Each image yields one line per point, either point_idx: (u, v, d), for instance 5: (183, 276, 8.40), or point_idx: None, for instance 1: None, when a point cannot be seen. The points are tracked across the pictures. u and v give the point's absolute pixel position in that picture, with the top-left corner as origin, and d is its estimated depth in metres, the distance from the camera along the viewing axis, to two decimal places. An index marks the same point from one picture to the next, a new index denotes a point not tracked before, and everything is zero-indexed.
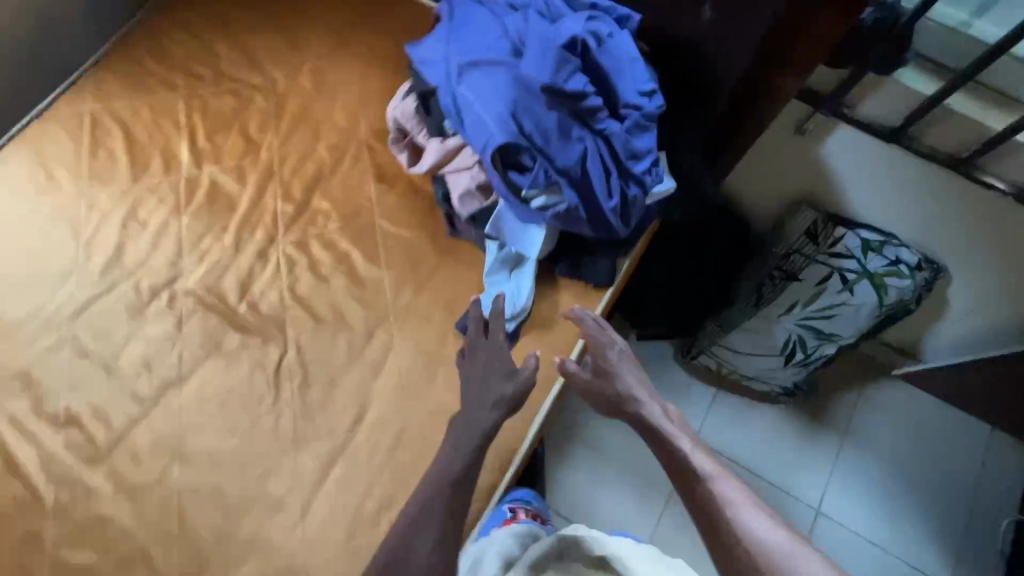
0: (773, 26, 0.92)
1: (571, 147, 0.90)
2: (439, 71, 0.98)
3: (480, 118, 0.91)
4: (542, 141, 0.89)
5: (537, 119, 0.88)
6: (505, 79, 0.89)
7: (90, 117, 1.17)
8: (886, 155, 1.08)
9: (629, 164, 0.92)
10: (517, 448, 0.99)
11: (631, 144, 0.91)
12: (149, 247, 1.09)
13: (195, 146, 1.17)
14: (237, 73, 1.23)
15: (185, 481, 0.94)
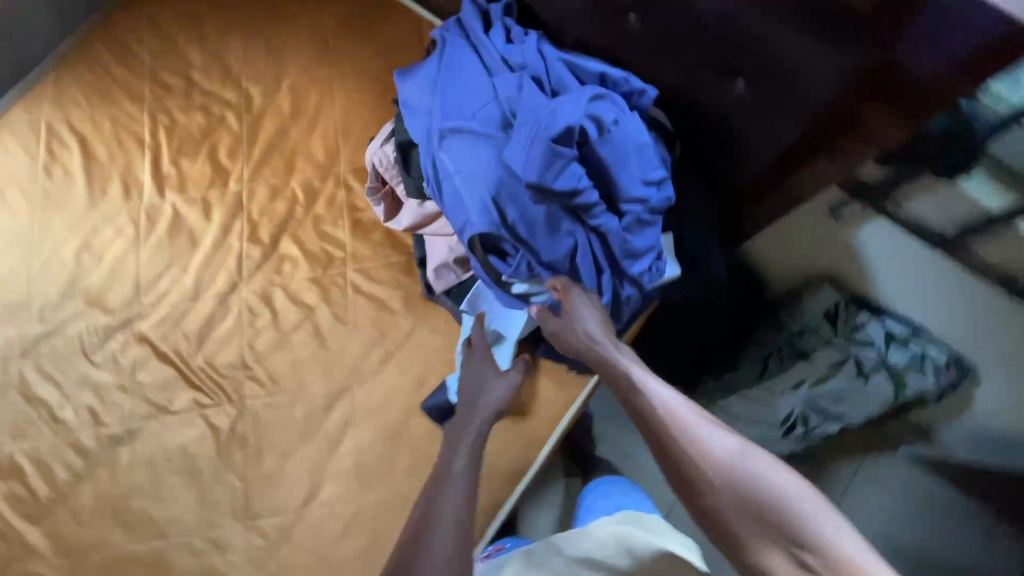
0: (817, 119, 0.76)
1: (559, 241, 0.78)
2: (418, 127, 0.85)
3: (460, 196, 0.79)
4: (527, 233, 0.77)
5: (523, 209, 0.77)
6: (491, 155, 0.77)
7: (48, 128, 1.06)
8: (928, 260, 0.92)
9: (626, 263, 0.80)
10: (484, 531, 0.97)
11: (630, 242, 0.79)
12: (104, 283, 1.01)
13: (160, 170, 1.06)
14: (209, 86, 1.10)
15: (128, 548, 0.90)
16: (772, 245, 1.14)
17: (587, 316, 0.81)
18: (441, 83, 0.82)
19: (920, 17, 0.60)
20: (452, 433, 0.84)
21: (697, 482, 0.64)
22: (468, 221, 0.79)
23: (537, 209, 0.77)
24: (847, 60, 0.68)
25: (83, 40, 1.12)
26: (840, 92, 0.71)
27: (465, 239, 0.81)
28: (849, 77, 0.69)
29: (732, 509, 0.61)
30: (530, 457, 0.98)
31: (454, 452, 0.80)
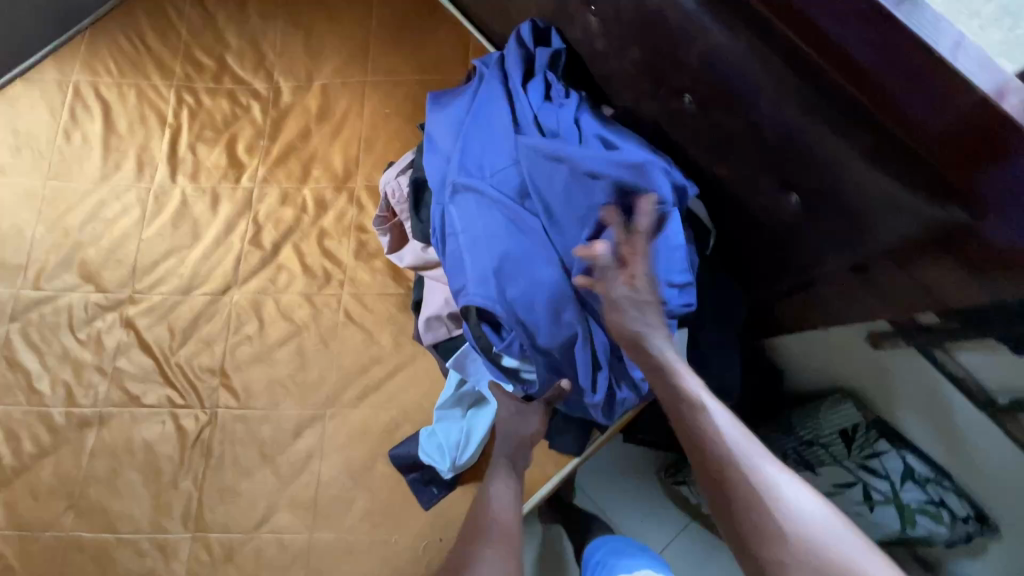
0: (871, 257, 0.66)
1: (558, 329, 0.72)
2: (434, 172, 0.78)
3: (463, 259, 0.73)
4: (524, 319, 0.71)
5: (525, 291, 0.71)
6: (504, 225, 0.71)
7: (75, 91, 1.04)
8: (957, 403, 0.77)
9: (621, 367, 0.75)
10: None
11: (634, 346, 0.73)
12: (103, 261, 1.00)
13: (176, 152, 1.03)
14: (240, 73, 1.06)
15: (77, 535, 0.90)
16: (801, 350, 1.01)
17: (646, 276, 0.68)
18: (466, 129, 0.75)
19: (1001, 207, 0.50)
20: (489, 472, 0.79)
21: (742, 497, 0.52)
22: (465, 289, 0.72)
23: (542, 292, 0.71)
24: (911, 220, 0.58)
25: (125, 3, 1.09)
26: (898, 248, 0.62)
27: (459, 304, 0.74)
28: (909, 237, 0.60)
29: (787, 544, 0.48)
30: None
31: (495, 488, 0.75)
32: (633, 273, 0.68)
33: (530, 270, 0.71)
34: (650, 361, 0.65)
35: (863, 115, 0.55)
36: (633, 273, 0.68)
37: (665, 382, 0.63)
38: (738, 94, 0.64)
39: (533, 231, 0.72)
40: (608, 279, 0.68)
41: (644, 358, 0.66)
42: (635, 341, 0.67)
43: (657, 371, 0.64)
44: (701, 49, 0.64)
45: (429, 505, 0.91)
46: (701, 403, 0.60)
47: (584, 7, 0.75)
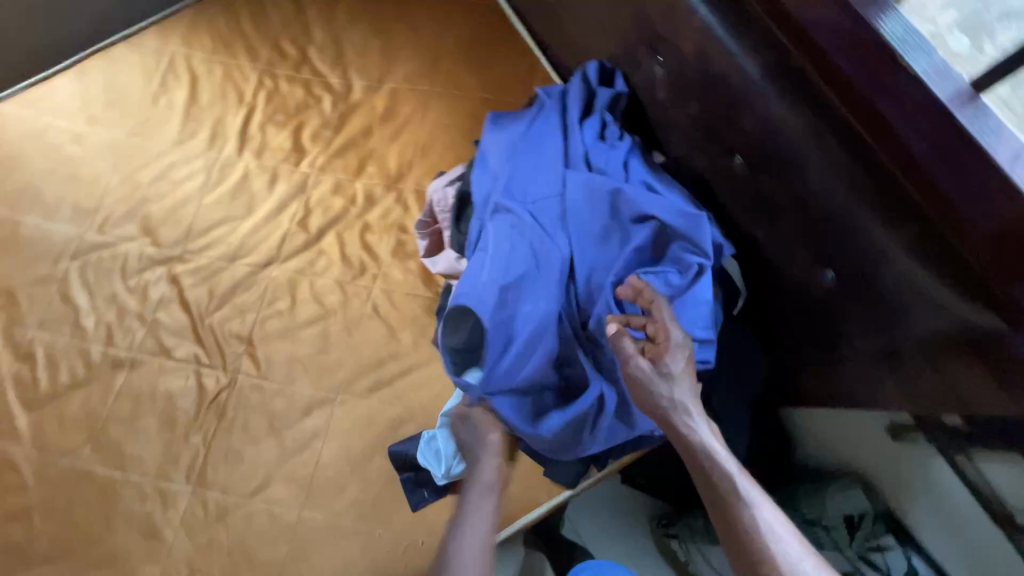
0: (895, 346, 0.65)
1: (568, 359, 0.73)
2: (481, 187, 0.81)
3: (475, 272, 0.74)
4: (512, 340, 0.73)
5: (526, 315, 0.72)
6: (525, 252, 0.73)
7: (170, 60, 1.13)
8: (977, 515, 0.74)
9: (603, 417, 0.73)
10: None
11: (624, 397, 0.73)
12: (163, 219, 1.07)
13: (248, 130, 1.10)
14: (319, 66, 1.13)
15: (90, 468, 0.95)
16: (816, 433, 0.96)
17: (679, 354, 0.64)
18: (516, 152, 0.78)
19: None
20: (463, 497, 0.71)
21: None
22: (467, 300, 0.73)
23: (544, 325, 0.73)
24: (942, 316, 0.57)
25: None
26: (918, 347, 0.62)
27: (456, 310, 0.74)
28: (936, 332, 0.59)
29: None
30: None
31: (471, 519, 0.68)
32: (659, 347, 0.65)
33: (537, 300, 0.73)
34: (679, 436, 0.63)
35: (914, 213, 0.56)
36: (661, 351, 0.64)
37: (696, 459, 0.62)
38: (784, 160, 0.65)
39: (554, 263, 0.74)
40: (629, 352, 0.66)
41: (670, 432, 0.64)
42: (659, 415, 0.64)
43: (687, 446, 0.63)
44: (758, 115, 0.65)
45: (416, 507, 0.92)
46: (729, 473, 0.60)
47: (650, 57, 0.77)
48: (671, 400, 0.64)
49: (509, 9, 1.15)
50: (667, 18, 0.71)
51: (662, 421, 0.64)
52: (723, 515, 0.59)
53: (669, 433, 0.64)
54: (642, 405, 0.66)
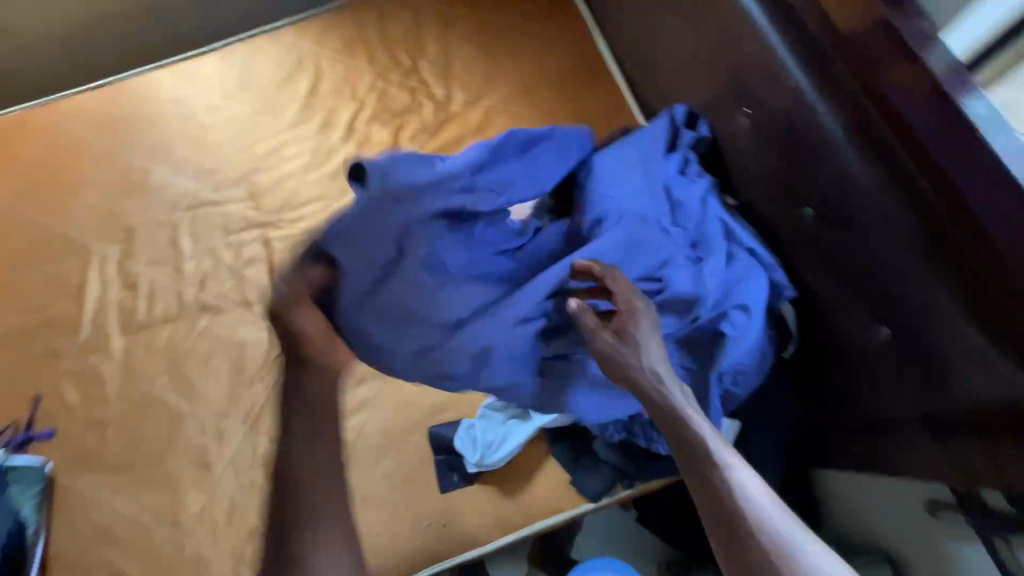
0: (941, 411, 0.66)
1: None
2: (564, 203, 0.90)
3: (414, 187, 0.81)
4: (377, 249, 0.79)
5: (410, 255, 0.79)
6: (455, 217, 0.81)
7: (300, 53, 1.28)
8: None
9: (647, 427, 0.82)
10: (441, 559, 0.94)
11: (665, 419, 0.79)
12: (268, 188, 1.20)
13: (355, 123, 1.23)
14: (427, 77, 1.26)
15: (163, 395, 1.05)
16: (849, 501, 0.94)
17: (647, 333, 0.69)
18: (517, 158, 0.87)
19: None
20: (288, 437, 0.77)
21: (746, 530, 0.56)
22: (394, 188, 0.80)
23: (418, 279, 0.79)
24: (994, 385, 0.59)
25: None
26: (965, 412, 0.63)
27: (379, 185, 0.81)
28: (985, 401, 0.61)
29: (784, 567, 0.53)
30: (490, 536, 0.95)
31: (298, 463, 0.75)
32: (621, 313, 0.70)
33: (424, 262, 0.80)
34: (661, 413, 0.65)
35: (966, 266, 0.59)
36: (628, 329, 0.69)
37: (679, 436, 0.63)
38: (856, 218, 0.68)
39: (471, 253, 0.82)
40: (592, 326, 0.70)
41: (654, 410, 0.66)
42: (641, 391, 0.67)
43: (673, 423, 0.64)
44: (835, 169, 0.69)
45: (446, 490, 0.97)
46: (693, 425, 0.63)
47: (737, 108, 0.84)
48: (646, 371, 0.67)
49: (607, 49, 1.24)
50: (759, 76, 0.78)
51: (640, 392, 0.67)
52: (710, 494, 0.59)
53: (654, 410, 0.66)
54: (620, 377, 0.69)
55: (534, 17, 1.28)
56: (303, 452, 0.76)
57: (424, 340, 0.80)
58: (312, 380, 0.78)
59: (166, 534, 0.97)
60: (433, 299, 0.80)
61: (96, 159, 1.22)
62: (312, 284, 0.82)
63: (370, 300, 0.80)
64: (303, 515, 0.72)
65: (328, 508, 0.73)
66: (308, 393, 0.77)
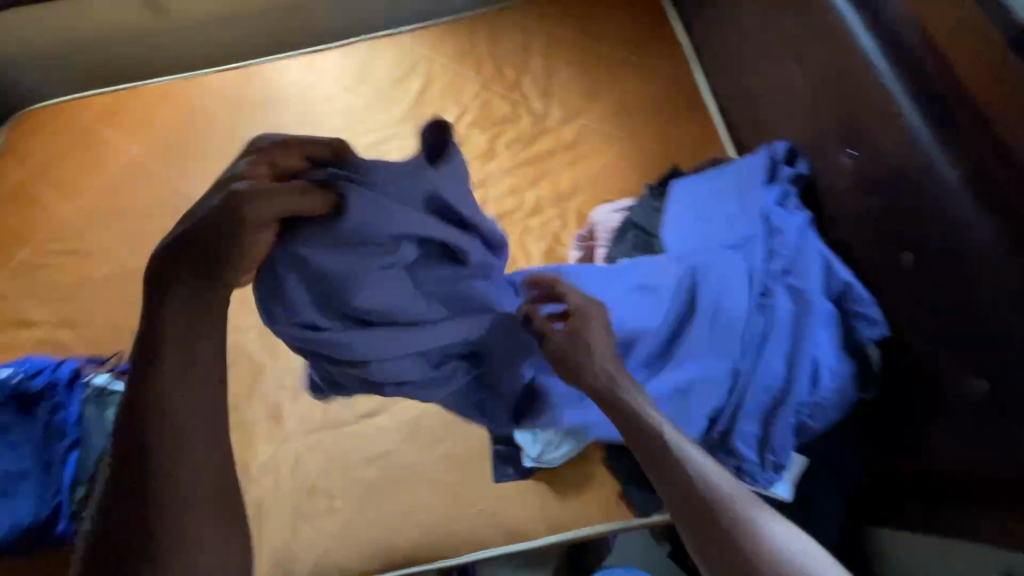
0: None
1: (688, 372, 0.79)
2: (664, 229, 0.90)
3: (469, 210, 0.72)
4: (372, 231, 0.65)
5: (390, 242, 0.66)
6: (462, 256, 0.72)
7: (415, 58, 1.40)
8: None
9: (727, 452, 0.80)
10: (485, 547, 0.97)
11: (740, 439, 0.79)
12: None
13: (456, 126, 1.31)
14: (528, 92, 1.34)
15: (250, 349, 1.14)
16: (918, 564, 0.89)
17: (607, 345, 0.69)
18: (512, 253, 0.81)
19: None
20: (149, 384, 0.56)
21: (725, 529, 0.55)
22: (459, 188, 0.71)
23: (382, 275, 0.66)
24: None
25: (477, 15, 1.43)
26: None
27: (455, 172, 0.70)
28: None
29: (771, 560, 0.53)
30: (536, 533, 0.96)
31: (177, 429, 0.55)
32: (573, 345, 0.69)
33: (396, 265, 0.67)
34: (627, 414, 0.65)
35: None
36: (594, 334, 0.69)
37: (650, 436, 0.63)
38: (961, 263, 0.68)
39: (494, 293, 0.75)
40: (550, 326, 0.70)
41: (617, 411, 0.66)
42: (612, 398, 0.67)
43: (641, 424, 0.64)
44: (942, 214, 0.70)
45: (499, 479, 0.99)
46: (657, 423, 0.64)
47: (841, 148, 0.86)
48: (602, 373, 0.67)
49: (705, 84, 1.28)
50: (870, 118, 0.79)
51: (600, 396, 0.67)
52: (690, 510, 0.58)
53: (616, 408, 0.66)
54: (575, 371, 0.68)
55: (637, 47, 1.34)
56: (177, 413, 0.55)
57: (315, 319, 0.65)
58: (187, 294, 0.58)
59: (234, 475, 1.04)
60: (375, 294, 0.65)
61: (222, 131, 1.36)
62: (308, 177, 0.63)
63: (328, 251, 0.64)
64: (161, 507, 0.52)
65: (198, 501, 0.53)
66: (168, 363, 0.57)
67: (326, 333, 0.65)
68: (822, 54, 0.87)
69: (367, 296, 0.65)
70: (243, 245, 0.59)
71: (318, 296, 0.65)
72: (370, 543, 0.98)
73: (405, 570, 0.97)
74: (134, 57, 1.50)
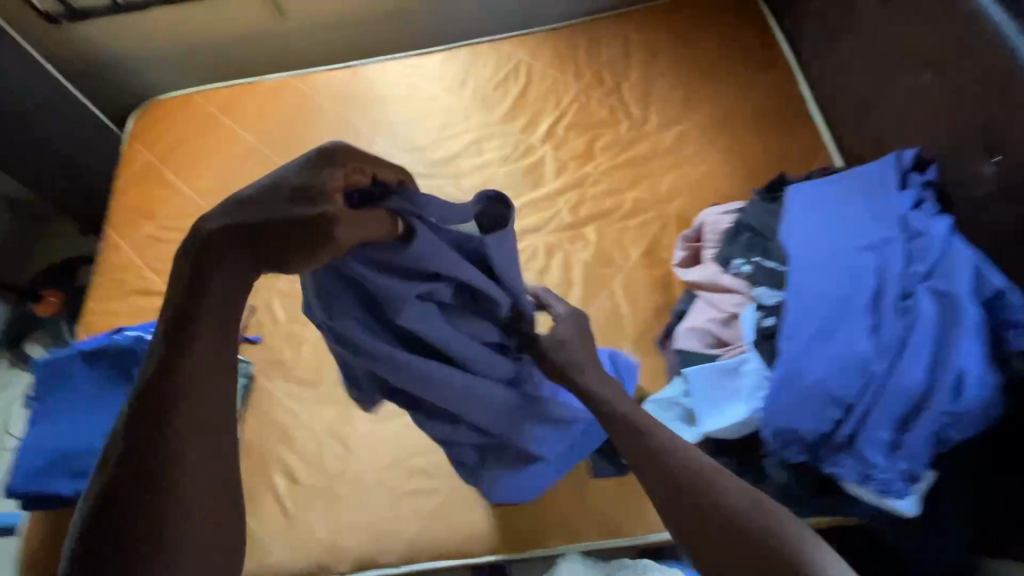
0: None
1: (816, 369, 0.79)
2: (788, 227, 0.89)
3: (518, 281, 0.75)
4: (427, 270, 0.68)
5: (435, 285, 0.69)
6: (497, 310, 0.77)
7: (516, 62, 1.45)
8: None
9: (852, 458, 0.78)
10: (582, 541, 0.98)
11: (870, 445, 0.76)
12: (468, 172, 1.34)
13: (555, 128, 1.35)
14: (626, 98, 1.36)
15: None
16: None
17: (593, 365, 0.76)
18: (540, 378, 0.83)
19: None
20: (178, 366, 0.51)
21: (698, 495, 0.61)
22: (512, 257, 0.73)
23: (422, 311, 0.69)
24: None
25: (576, 24, 1.48)
26: None
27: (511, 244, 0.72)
28: None
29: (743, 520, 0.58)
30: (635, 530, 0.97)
31: (196, 415, 0.51)
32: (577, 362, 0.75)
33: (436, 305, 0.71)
34: (648, 446, 0.66)
35: None
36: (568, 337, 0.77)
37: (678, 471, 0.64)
38: None
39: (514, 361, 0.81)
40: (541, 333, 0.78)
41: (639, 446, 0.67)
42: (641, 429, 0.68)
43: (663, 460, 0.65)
44: None
45: (598, 474, 0.98)
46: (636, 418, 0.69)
47: (982, 157, 0.84)
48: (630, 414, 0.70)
49: (810, 96, 1.28)
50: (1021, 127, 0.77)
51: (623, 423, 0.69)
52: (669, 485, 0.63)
53: (637, 441, 0.67)
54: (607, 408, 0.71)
55: (739, 59, 1.35)
56: (195, 397, 0.51)
57: (365, 333, 0.70)
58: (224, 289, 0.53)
59: (333, 449, 1.08)
60: (416, 324, 0.69)
61: (330, 126, 1.44)
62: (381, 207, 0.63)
63: (376, 273, 0.65)
64: (168, 496, 0.48)
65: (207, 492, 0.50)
66: (206, 359, 0.52)
67: (373, 343, 0.69)
68: (963, 63, 0.86)
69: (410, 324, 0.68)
70: (313, 261, 0.55)
71: (370, 312, 0.71)
72: (468, 528, 0.99)
73: (502, 556, 0.98)
74: (251, 56, 1.62)
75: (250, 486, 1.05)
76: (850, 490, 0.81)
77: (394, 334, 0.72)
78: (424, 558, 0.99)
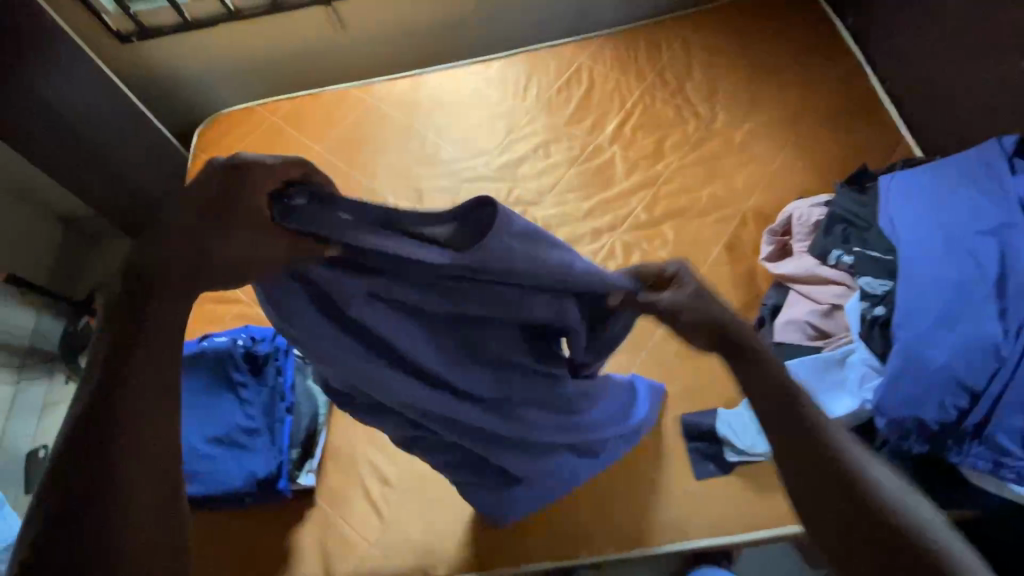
0: None
1: (940, 357, 0.78)
2: (894, 217, 0.90)
3: (555, 273, 0.61)
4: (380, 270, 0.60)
5: (389, 291, 0.61)
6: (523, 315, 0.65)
7: (577, 66, 1.46)
8: None
9: (982, 446, 0.76)
10: (690, 538, 0.96)
11: (1001, 432, 0.75)
12: (536, 175, 1.35)
13: (622, 129, 1.36)
14: (692, 97, 1.37)
15: None
16: None
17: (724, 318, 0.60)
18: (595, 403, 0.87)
19: None
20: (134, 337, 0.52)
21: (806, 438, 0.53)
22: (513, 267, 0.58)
23: (374, 314, 0.62)
24: None
25: (636, 28, 1.49)
26: None
27: (532, 230, 0.58)
28: None
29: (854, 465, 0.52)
30: (742, 527, 0.95)
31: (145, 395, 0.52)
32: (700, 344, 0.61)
33: (401, 310, 0.63)
34: (787, 406, 0.55)
35: None
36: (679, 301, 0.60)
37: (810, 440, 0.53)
38: None
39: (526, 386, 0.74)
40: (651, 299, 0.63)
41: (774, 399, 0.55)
42: (784, 398, 0.55)
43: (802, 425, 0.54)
44: None
45: (700, 476, 0.99)
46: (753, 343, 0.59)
47: None
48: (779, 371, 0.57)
49: (881, 89, 1.28)
50: None
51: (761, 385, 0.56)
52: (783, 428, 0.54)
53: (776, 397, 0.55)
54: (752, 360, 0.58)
55: (804, 55, 1.35)
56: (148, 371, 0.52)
57: (321, 329, 0.63)
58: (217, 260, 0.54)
59: None
60: (367, 318, 0.62)
61: (395, 134, 1.46)
62: (313, 229, 0.55)
63: (335, 272, 0.60)
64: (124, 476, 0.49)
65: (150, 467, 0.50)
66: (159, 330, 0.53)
67: (319, 337, 0.63)
68: None
69: (361, 318, 0.62)
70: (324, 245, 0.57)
71: (327, 312, 0.63)
72: (570, 528, 0.99)
73: (607, 556, 0.97)
74: (310, 68, 1.65)
75: (341, 489, 1.05)
76: (977, 480, 0.80)
77: (350, 334, 0.64)
78: (522, 557, 0.98)
